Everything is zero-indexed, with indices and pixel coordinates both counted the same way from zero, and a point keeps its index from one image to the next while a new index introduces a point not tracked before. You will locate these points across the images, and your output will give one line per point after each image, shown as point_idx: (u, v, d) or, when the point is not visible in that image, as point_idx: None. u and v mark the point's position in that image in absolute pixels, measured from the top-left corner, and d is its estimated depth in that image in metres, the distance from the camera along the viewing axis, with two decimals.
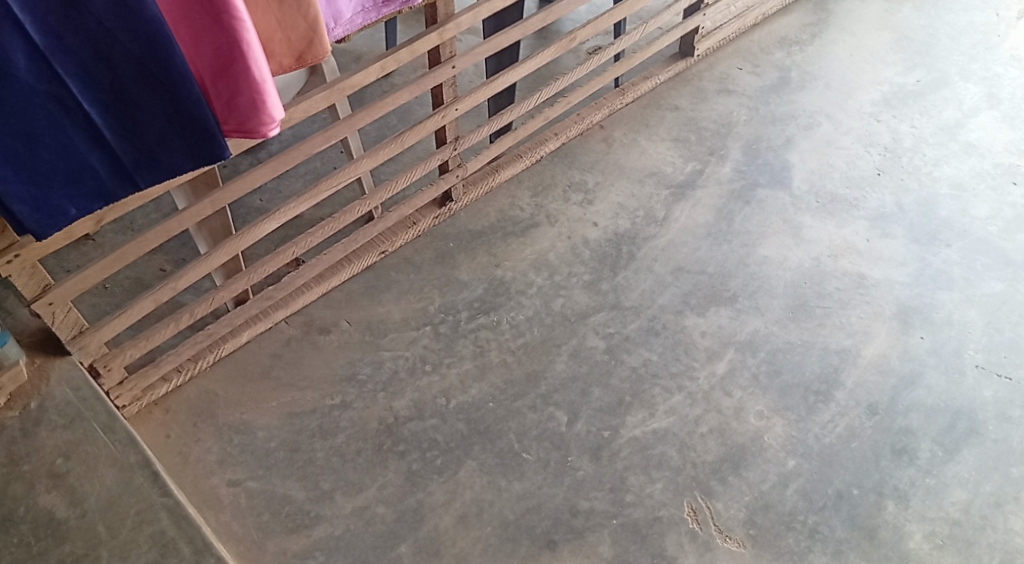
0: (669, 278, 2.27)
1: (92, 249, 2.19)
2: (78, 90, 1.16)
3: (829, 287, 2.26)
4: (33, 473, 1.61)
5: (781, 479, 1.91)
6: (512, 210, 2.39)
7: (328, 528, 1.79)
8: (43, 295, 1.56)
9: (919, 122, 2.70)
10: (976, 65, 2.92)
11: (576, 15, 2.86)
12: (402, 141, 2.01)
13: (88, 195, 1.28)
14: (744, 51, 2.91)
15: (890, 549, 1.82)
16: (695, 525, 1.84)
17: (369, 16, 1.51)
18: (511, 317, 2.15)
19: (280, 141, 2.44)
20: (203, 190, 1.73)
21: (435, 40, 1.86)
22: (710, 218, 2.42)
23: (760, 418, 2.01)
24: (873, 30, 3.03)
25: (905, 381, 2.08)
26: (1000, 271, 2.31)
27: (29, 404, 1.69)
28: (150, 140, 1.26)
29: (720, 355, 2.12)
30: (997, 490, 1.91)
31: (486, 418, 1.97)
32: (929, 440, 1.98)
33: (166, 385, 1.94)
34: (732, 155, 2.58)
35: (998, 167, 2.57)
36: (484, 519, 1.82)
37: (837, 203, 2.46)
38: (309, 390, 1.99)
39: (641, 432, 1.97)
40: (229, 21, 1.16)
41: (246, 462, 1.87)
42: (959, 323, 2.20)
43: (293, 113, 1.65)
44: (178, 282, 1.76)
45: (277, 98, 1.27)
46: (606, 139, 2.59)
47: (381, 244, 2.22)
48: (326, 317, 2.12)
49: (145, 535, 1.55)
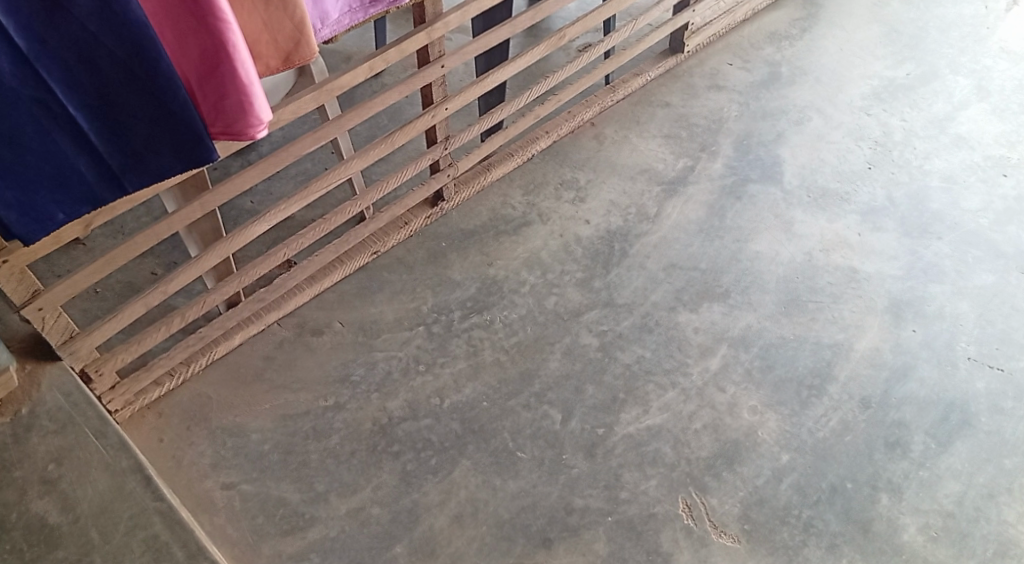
0: (661, 275, 2.27)
1: (83, 254, 2.18)
2: (64, 94, 1.16)
3: (822, 282, 2.27)
4: (25, 479, 1.60)
5: (775, 474, 1.92)
6: (503, 208, 2.38)
7: (323, 529, 1.79)
8: (32, 301, 1.55)
9: (909, 115, 2.70)
10: (966, 58, 2.92)
11: (565, 12, 2.86)
12: (392, 141, 2.01)
13: (75, 199, 1.27)
14: (734, 47, 2.91)
15: (885, 542, 1.82)
16: (690, 520, 1.84)
17: (356, 16, 1.50)
18: (504, 316, 2.15)
19: (270, 142, 2.43)
20: (193, 192, 1.73)
21: (424, 39, 1.86)
22: (702, 214, 2.42)
23: (754, 413, 2.01)
24: (862, 24, 3.04)
25: (898, 374, 2.09)
26: (991, 263, 2.32)
27: (20, 410, 1.68)
28: (138, 144, 1.26)
29: (713, 351, 2.12)
30: (991, 481, 1.92)
31: (480, 417, 1.97)
32: (923, 432, 1.99)
33: (158, 389, 1.93)
34: (724, 151, 2.58)
35: (988, 159, 2.58)
36: (480, 518, 1.82)
37: (828, 197, 2.47)
38: (302, 392, 1.99)
39: (635, 430, 1.97)
40: (215, 23, 1.15)
41: (239, 465, 1.87)
42: (951, 316, 2.21)
43: (282, 114, 1.64)
44: (169, 286, 1.75)
45: (265, 100, 1.27)
46: (597, 137, 2.59)
47: (373, 245, 2.22)
48: (319, 318, 2.12)
49: (139, 540, 1.55)
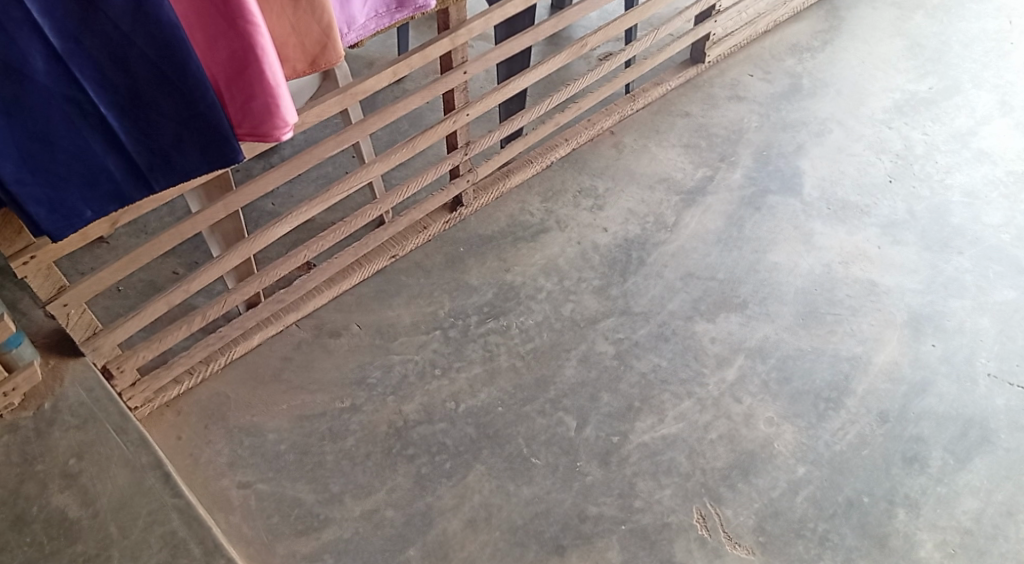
0: (679, 284, 2.27)
1: (106, 253, 2.21)
2: (96, 93, 1.17)
3: (840, 294, 2.26)
4: (46, 473, 1.62)
5: (791, 486, 1.90)
6: (522, 215, 2.39)
7: (337, 531, 1.79)
8: (58, 296, 1.57)
9: (931, 129, 2.69)
10: (989, 73, 2.91)
11: (586, 22, 2.88)
12: (413, 145, 2.02)
13: (103, 197, 1.29)
14: (755, 58, 2.91)
15: (900, 557, 1.81)
16: (704, 531, 1.84)
17: (383, 21, 1.51)
18: (521, 322, 2.16)
19: (293, 146, 2.46)
20: (216, 193, 1.75)
21: (448, 45, 1.87)
22: (721, 223, 2.42)
23: (770, 424, 2.00)
24: (885, 38, 3.02)
25: (916, 390, 2.07)
26: (1013, 279, 2.30)
27: (43, 404, 1.71)
28: (165, 144, 1.28)
29: (730, 361, 2.12)
30: (1009, 499, 1.90)
31: (495, 422, 1.97)
32: (941, 448, 1.97)
33: (178, 387, 1.95)
34: (743, 161, 2.58)
35: (1010, 174, 2.56)
36: (493, 523, 1.83)
37: (848, 210, 2.46)
38: (319, 393, 2.00)
39: (650, 438, 1.97)
40: (244, 26, 1.17)
41: (256, 464, 1.88)
42: (971, 332, 2.19)
43: (306, 117, 1.66)
44: (190, 285, 1.77)
45: (291, 103, 1.29)
46: (617, 145, 2.59)
47: (392, 248, 2.23)
48: (337, 321, 2.13)
49: (156, 535, 1.56)
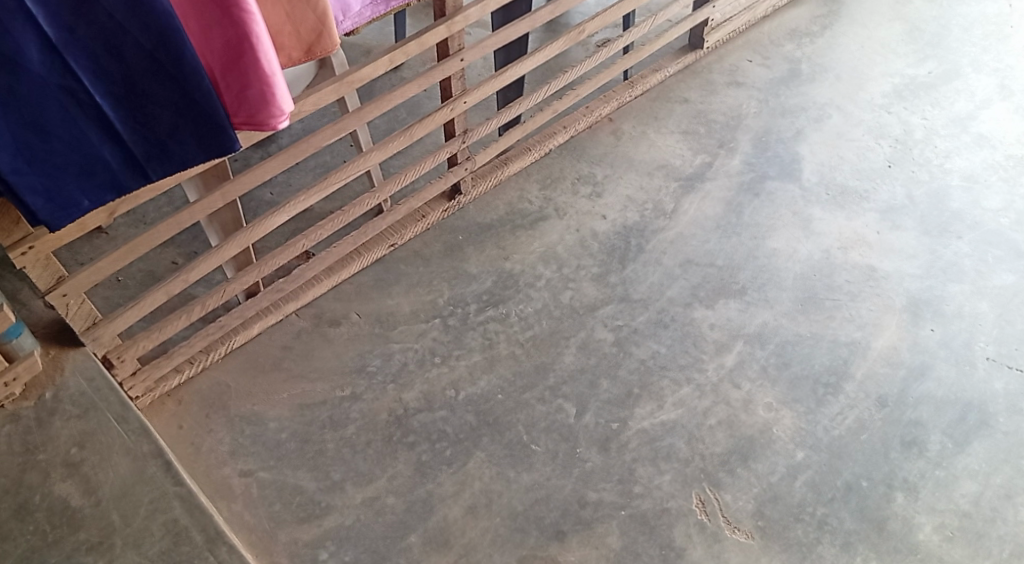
0: (678, 271, 2.27)
1: (105, 243, 2.21)
2: (90, 82, 1.17)
3: (840, 279, 2.26)
4: (49, 462, 1.63)
5: (790, 471, 1.91)
6: (520, 203, 2.39)
7: (339, 518, 1.81)
8: (57, 286, 1.57)
9: (931, 113, 2.68)
10: (988, 56, 2.90)
11: (584, 8, 2.87)
12: (411, 133, 2.02)
13: (101, 186, 1.29)
14: (754, 43, 2.90)
15: (899, 541, 1.82)
16: (703, 516, 1.85)
17: (378, 9, 1.52)
18: (520, 310, 2.16)
19: (290, 134, 2.46)
20: (214, 182, 1.75)
21: (444, 33, 1.86)
22: (719, 210, 2.41)
23: (769, 409, 2.01)
24: (884, 22, 3.01)
25: (915, 374, 2.08)
26: (1012, 263, 2.30)
27: (44, 394, 1.71)
28: (161, 133, 1.28)
29: (729, 348, 2.12)
30: (1007, 482, 1.90)
31: (495, 409, 1.98)
32: (939, 432, 1.98)
33: (178, 376, 1.95)
34: (741, 148, 2.58)
35: (1009, 158, 2.55)
36: (494, 510, 1.84)
37: (847, 195, 2.45)
38: (319, 382, 2.00)
39: (650, 424, 1.98)
40: (240, 14, 1.17)
41: (257, 452, 1.89)
42: (970, 316, 2.19)
43: (302, 106, 1.65)
44: (189, 274, 1.77)
45: (287, 90, 1.28)
46: (615, 132, 2.59)
47: (391, 237, 2.23)
48: (336, 310, 2.14)
49: (159, 523, 1.57)
